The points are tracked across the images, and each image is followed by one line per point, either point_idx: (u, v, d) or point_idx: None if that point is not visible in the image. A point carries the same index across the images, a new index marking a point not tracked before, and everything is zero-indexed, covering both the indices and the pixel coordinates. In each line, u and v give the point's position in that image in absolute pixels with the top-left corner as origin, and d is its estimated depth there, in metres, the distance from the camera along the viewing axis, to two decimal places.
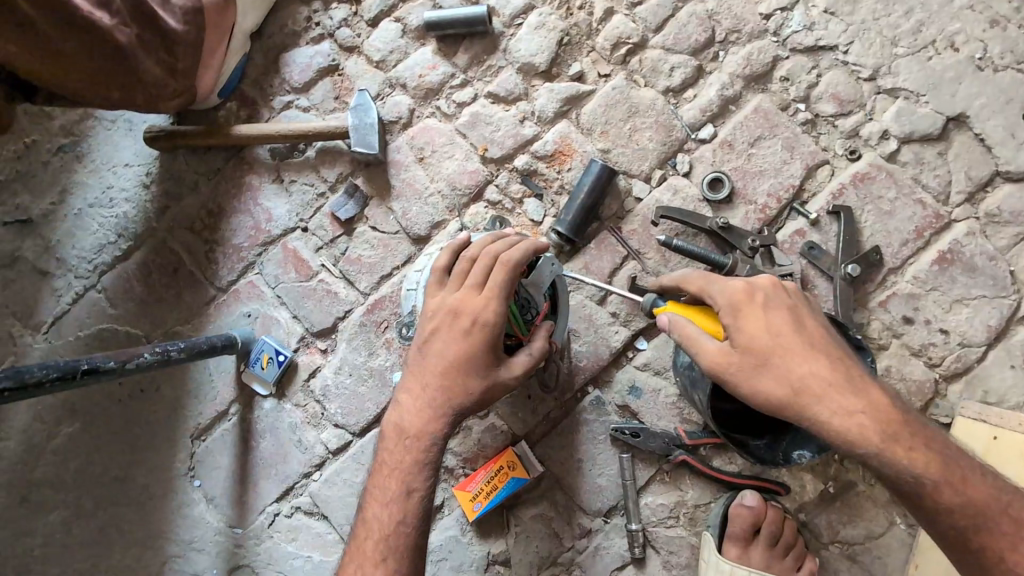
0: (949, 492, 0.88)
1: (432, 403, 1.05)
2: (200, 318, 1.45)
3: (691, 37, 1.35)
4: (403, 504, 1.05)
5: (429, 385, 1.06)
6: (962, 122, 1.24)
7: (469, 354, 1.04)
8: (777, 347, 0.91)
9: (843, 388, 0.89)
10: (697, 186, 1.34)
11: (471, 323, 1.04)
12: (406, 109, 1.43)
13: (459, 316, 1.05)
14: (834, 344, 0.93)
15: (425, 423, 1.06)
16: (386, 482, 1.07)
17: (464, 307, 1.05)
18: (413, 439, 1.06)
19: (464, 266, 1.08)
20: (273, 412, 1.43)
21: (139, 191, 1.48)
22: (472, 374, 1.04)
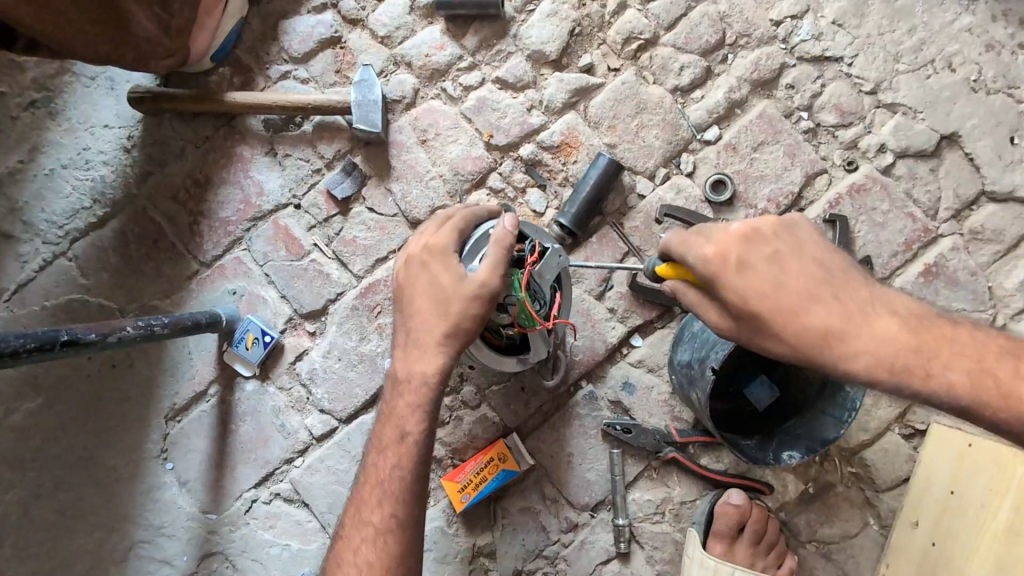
0: (982, 389, 0.85)
1: (425, 345, 1.00)
2: (181, 293, 1.38)
3: (702, 38, 1.36)
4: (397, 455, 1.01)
5: (413, 323, 1.01)
6: (955, 141, 1.29)
7: (451, 282, 0.98)
8: (765, 307, 0.86)
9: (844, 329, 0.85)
10: (700, 187, 1.35)
11: (447, 258, 1.00)
12: (410, 88, 1.39)
13: (436, 251, 1.01)
14: (824, 277, 0.87)
15: (417, 362, 1.01)
16: (384, 430, 1.04)
17: (440, 242, 1.01)
18: (407, 382, 1.01)
19: (441, 215, 1.06)
20: (255, 394, 1.38)
21: (119, 155, 1.39)
22: (455, 300, 0.97)
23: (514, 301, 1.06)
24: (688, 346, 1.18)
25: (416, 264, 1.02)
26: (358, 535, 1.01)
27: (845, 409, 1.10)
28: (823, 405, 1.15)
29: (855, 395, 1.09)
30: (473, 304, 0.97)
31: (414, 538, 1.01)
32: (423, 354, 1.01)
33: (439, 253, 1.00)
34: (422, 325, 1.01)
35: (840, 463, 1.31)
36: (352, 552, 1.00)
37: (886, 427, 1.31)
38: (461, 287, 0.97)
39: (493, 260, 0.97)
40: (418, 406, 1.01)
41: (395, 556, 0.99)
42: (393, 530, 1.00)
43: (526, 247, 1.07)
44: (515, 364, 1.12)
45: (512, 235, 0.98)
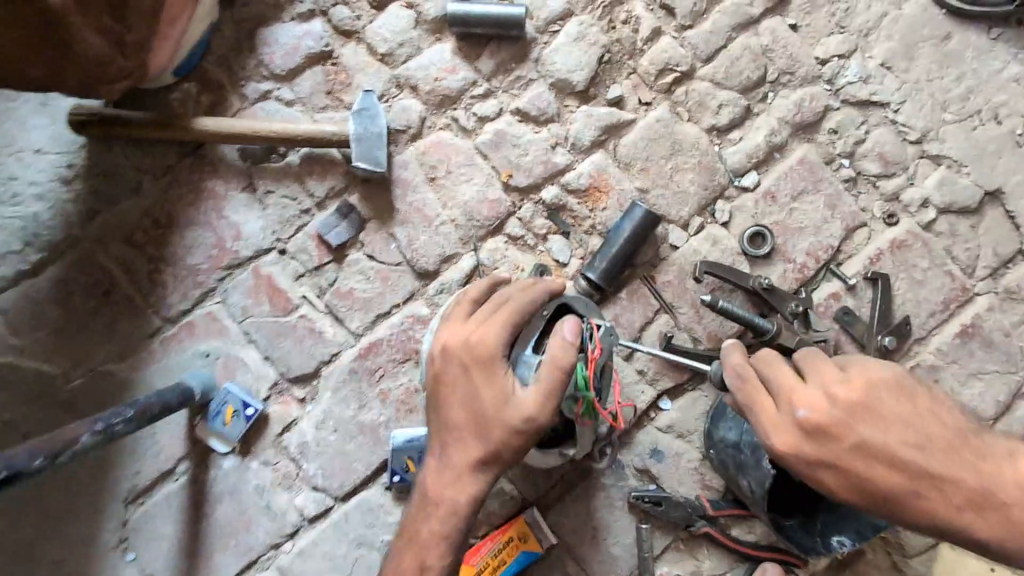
0: None
1: (457, 466, 0.89)
2: (140, 354, 1.16)
3: (743, 74, 1.23)
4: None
5: (453, 434, 0.89)
6: (997, 197, 1.23)
7: (493, 400, 0.85)
8: (867, 491, 0.73)
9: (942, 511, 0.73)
10: (736, 239, 1.25)
11: (491, 370, 0.86)
12: (415, 116, 1.20)
13: (480, 357, 0.86)
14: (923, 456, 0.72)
15: (450, 486, 0.89)
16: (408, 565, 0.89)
17: (487, 347, 0.86)
18: (437, 501, 0.90)
19: (493, 304, 0.91)
20: (235, 471, 1.19)
21: (56, 188, 1.14)
22: (497, 424, 0.85)
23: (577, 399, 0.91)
24: (732, 422, 1.09)
25: (456, 366, 0.88)
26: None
27: None
28: None
29: None
30: (517, 431, 0.85)
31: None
32: (459, 474, 0.88)
33: (485, 360, 0.86)
34: (459, 440, 0.89)
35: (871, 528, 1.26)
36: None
37: None
38: (507, 411, 0.85)
39: (549, 384, 0.84)
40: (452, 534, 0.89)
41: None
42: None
43: (582, 330, 0.93)
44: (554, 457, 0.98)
45: (572, 350, 0.85)
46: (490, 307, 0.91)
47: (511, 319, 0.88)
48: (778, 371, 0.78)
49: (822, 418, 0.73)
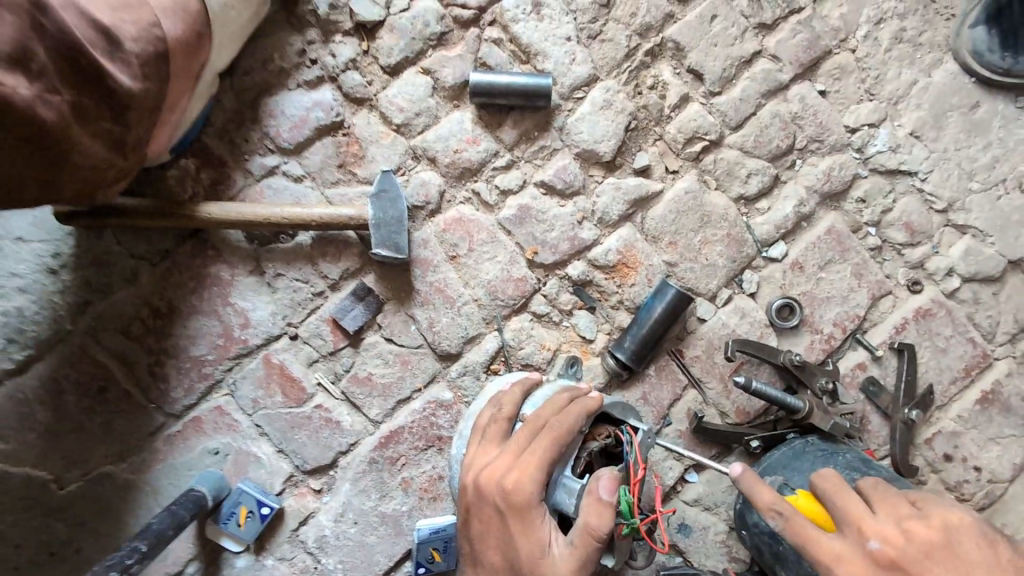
0: None
1: None
2: (141, 453, 1.08)
3: (772, 142, 1.20)
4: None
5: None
6: (1019, 266, 1.23)
7: (526, 555, 0.74)
8: None
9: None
10: (764, 311, 1.22)
11: (526, 516, 0.75)
12: (435, 190, 1.13)
13: (514, 503, 0.75)
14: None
15: None
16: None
17: (520, 490, 0.76)
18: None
19: (526, 431, 0.81)
20: (248, 570, 1.12)
21: (41, 277, 1.03)
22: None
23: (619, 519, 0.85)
24: None
25: (486, 505, 0.78)
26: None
27: None
28: None
29: None
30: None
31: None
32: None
33: (518, 506, 0.75)
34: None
35: None
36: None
37: None
38: (541, 568, 0.74)
39: (585, 545, 0.73)
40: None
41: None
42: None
43: (622, 438, 0.88)
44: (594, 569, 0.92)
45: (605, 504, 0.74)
46: (524, 435, 0.80)
47: (549, 453, 0.77)
48: (842, 497, 0.81)
49: (895, 553, 0.74)
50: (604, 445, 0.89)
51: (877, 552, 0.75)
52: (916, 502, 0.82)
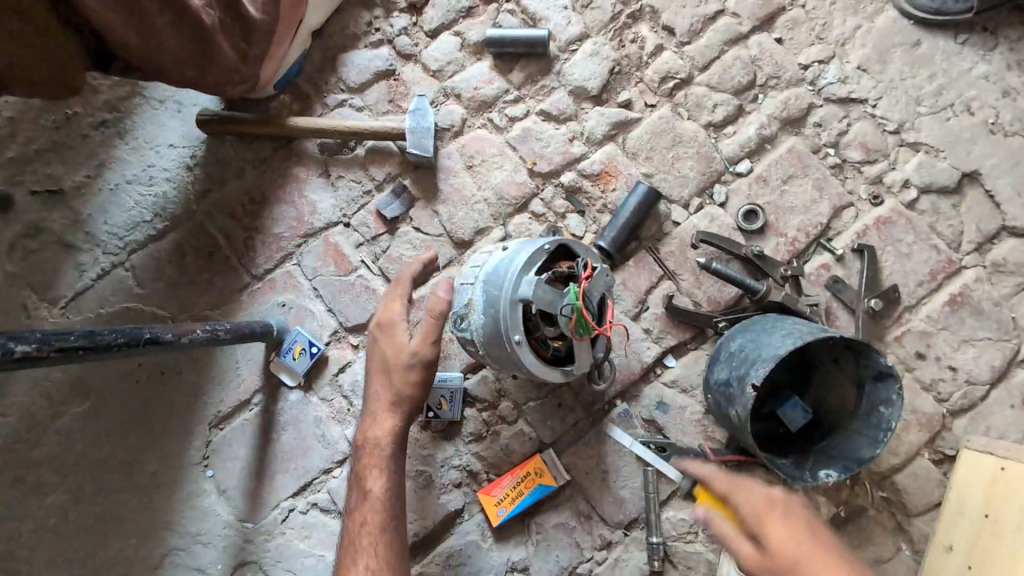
0: None
1: (381, 409, 1.21)
2: (231, 304, 1.44)
3: (735, 79, 1.45)
4: (378, 531, 1.14)
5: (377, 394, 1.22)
6: (976, 179, 1.36)
7: (397, 358, 1.21)
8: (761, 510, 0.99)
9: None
10: (732, 216, 1.42)
11: (396, 330, 1.23)
12: (458, 118, 1.48)
13: (390, 329, 1.23)
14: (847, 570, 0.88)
15: (373, 427, 1.21)
16: (371, 511, 1.16)
17: (391, 324, 1.24)
18: (369, 451, 1.20)
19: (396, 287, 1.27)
20: (297, 404, 1.42)
21: (181, 172, 1.47)
22: (399, 371, 1.21)
23: (569, 310, 1.08)
24: (727, 365, 1.23)
25: (375, 343, 1.26)
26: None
27: (881, 429, 1.17)
28: (858, 426, 1.22)
29: (890, 416, 1.16)
30: (412, 370, 1.20)
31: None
32: (383, 422, 1.21)
33: (389, 330, 1.24)
34: (381, 390, 1.23)
35: (871, 487, 1.35)
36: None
37: (916, 452, 1.35)
38: (404, 361, 1.20)
39: (430, 324, 1.18)
40: (387, 476, 1.19)
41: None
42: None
43: (577, 264, 1.12)
44: (559, 376, 1.14)
45: (444, 301, 1.18)
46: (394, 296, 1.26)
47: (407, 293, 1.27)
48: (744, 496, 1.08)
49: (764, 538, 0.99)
50: (565, 270, 1.13)
51: (768, 501, 1.00)
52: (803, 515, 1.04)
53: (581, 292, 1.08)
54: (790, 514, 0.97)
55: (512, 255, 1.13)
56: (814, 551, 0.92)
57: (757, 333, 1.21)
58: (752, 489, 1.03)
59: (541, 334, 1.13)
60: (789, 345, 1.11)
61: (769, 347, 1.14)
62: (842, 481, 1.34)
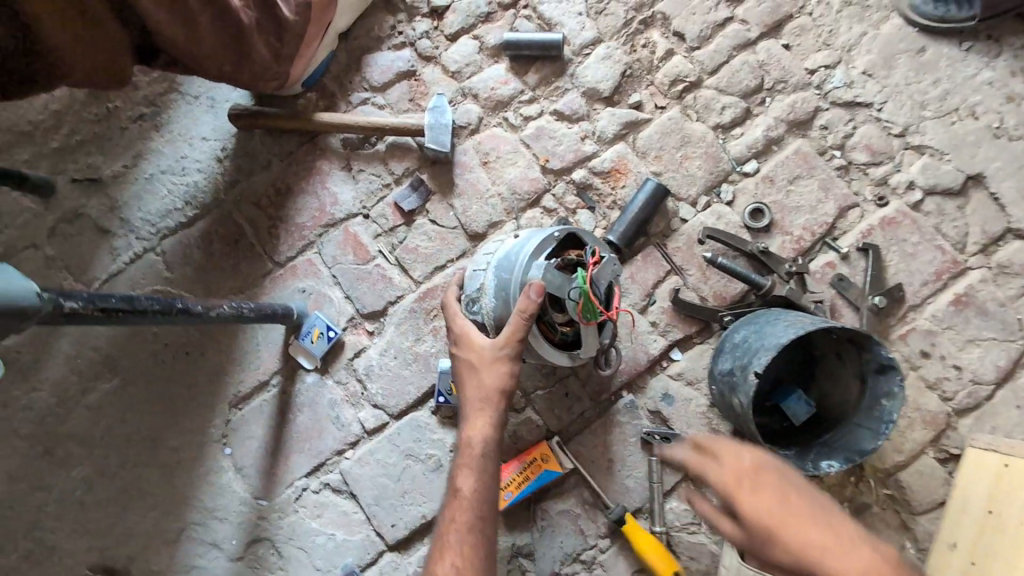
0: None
1: (473, 408, 1.16)
2: (254, 289, 1.51)
3: (743, 83, 1.50)
4: (464, 529, 1.08)
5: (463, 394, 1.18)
6: (980, 181, 1.39)
7: (478, 357, 1.17)
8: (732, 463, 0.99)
9: (835, 553, 0.86)
10: (738, 214, 1.46)
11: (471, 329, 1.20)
12: (475, 116, 1.54)
13: (463, 329, 1.20)
14: (809, 510, 0.91)
15: (471, 426, 1.15)
16: (460, 509, 1.10)
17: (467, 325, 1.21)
18: (464, 452, 1.14)
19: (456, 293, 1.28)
20: (314, 386, 1.48)
21: (212, 163, 1.55)
22: (491, 370, 1.15)
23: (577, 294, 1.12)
24: (731, 355, 1.26)
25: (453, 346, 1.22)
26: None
27: (882, 421, 1.19)
28: (860, 419, 1.24)
29: (891, 408, 1.18)
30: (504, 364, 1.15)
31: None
32: (470, 421, 1.16)
33: (465, 331, 1.20)
34: (471, 388, 1.17)
35: (875, 484, 1.35)
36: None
37: (921, 450, 1.35)
38: (496, 360, 1.15)
39: (518, 321, 1.10)
40: (478, 477, 1.12)
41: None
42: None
43: (586, 252, 1.16)
44: (565, 358, 1.19)
45: (536, 302, 1.08)
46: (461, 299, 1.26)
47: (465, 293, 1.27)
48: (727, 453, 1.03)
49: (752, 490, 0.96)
50: (575, 257, 1.18)
51: (750, 465, 0.96)
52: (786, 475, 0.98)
53: (590, 278, 1.12)
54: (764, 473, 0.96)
55: (524, 243, 1.18)
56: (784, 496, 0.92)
57: (762, 324, 1.24)
58: (735, 452, 0.99)
59: (550, 318, 1.17)
60: (791, 334, 1.14)
61: (772, 336, 1.17)
62: (846, 477, 1.35)
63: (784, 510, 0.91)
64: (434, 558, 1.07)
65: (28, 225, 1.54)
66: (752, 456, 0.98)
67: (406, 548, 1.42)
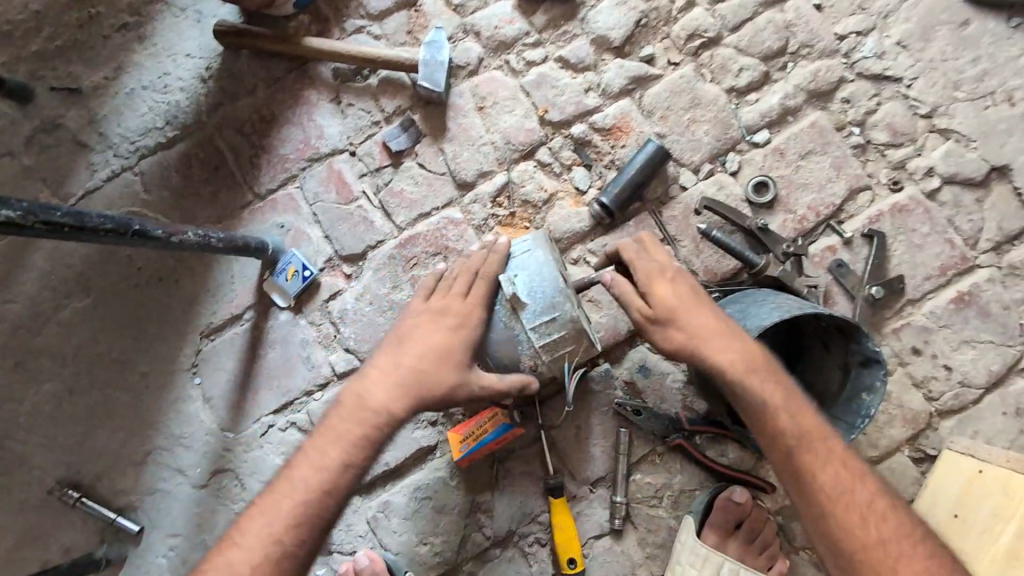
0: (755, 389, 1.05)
1: (403, 379, 1.12)
2: (232, 220, 1.46)
3: (765, 43, 1.38)
4: (314, 471, 1.10)
5: (401, 364, 1.13)
6: (1004, 174, 1.31)
7: (462, 351, 1.12)
8: (651, 285, 1.11)
9: (740, 357, 1.06)
10: (742, 187, 1.37)
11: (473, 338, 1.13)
12: (475, 56, 1.45)
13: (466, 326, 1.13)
14: (720, 329, 1.08)
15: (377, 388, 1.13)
16: (328, 447, 1.12)
17: (474, 318, 1.14)
18: (362, 409, 1.13)
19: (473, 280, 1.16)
20: (287, 324, 1.45)
21: (196, 83, 1.48)
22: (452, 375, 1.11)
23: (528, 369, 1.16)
24: None
25: (434, 325, 1.14)
26: (253, 530, 1.07)
27: (859, 415, 1.16)
28: (836, 412, 1.20)
29: (871, 403, 1.14)
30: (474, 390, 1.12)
31: (287, 566, 1.06)
32: (391, 392, 1.12)
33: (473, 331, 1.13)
34: (425, 376, 1.12)
35: None
36: (237, 561, 1.06)
37: (897, 447, 1.31)
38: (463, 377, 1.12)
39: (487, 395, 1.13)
40: (362, 436, 1.12)
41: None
42: (293, 555, 1.07)
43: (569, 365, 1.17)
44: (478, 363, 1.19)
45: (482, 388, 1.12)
46: (461, 279, 1.17)
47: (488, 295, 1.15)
48: (650, 263, 1.13)
49: (667, 310, 1.09)
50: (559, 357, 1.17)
51: (679, 297, 1.10)
52: (690, 292, 1.11)
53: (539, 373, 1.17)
54: (677, 291, 1.11)
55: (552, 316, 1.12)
56: (705, 318, 1.08)
57: (749, 303, 1.19)
58: (667, 285, 1.11)
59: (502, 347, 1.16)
60: (775, 318, 1.08)
61: (758, 317, 1.12)
62: None
63: (707, 336, 1.07)
64: (274, 486, 1.11)
65: (4, 131, 1.48)
66: (676, 273, 1.12)
67: (367, 494, 1.41)
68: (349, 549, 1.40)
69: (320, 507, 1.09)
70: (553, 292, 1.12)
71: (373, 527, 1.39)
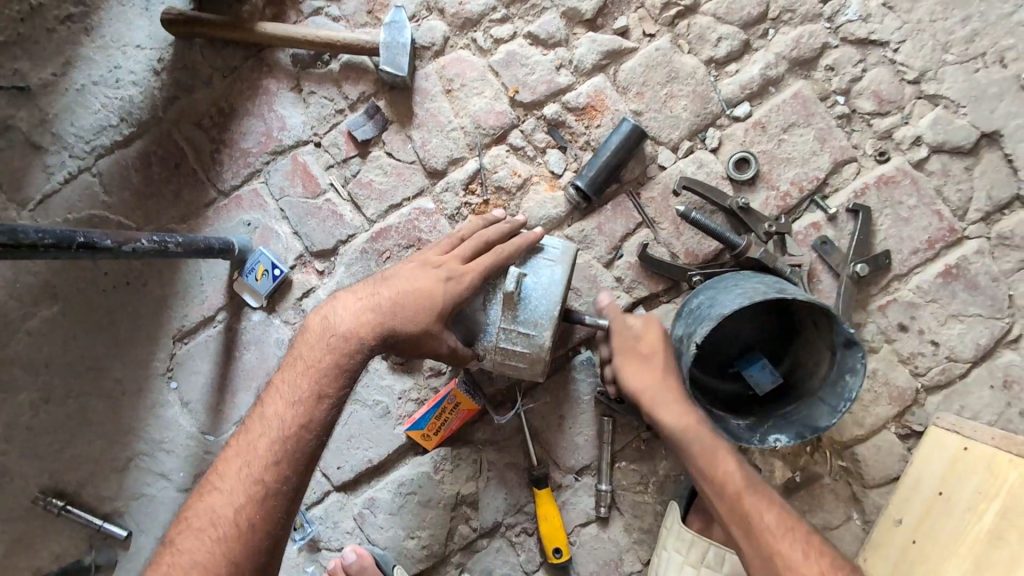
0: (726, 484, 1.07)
1: (375, 313, 1.06)
2: (197, 219, 1.41)
3: (744, 10, 1.31)
4: (288, 405, 1.04)
5: (380, 296, 1.07)
6: (995, 140, 1.25)
7: (440, 304, 1.05)
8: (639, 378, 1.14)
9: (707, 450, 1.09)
10: (723, 164, 1.32)
11: (456, 294, 1.05)
12: (440, 35, 1.37)
13: (454, 282, 1.06)
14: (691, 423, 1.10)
15: (346, 317, 1.07)
16: (297, 378, 1.06)
17: (466, 279, 1.06)
18: (325, 331, 1.07)
19: (477, 244, 1.10)
20: (260, 324, 1.42)
21: (148, 77, 1.41)
22: (422, 321, 1.04)
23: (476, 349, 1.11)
24: (684, 321, 1.18)
25: (426, 272, 1.08)
26: (232, 471, 1.02)
27: (842, 399, 1.12)
28: (822, 394, 1.17)
29: (852, 386, 1.11)
30: (439, 345, 1.06)
31: (273, 504, 1.00)
32: (358, 320, 1.06)
33: (455, 284, 1.06)
34: (394, 310, 1.06)
35: (830, 456, 1.31)
36: (202, 515, 1.00)
37: (882, 425, 1.30)
38: (432, 327, 1.05)
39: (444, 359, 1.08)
40: (313, 369, 1.05)
41: (233, 524, 0.98)
42: (277, 492, 1.01)
43: (517, 348, 1.08)
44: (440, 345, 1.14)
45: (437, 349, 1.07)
46: (469, 243, 1.11)
47: (487, 264, 1.08)
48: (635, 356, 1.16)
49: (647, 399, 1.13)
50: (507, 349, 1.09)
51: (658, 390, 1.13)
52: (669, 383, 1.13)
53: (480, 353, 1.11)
54: (661, 384, 1.13)
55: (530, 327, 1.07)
56: (661, 368, 1.13)
57: (718, 290, 1.15)
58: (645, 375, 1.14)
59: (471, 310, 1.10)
60: (738, 305, 1.05)
61: (721, 305, 1.09)
62: (802, 447, 1.31)
63: (669, 394, 1.12)
64: (248, 426, 1.05)
65: None
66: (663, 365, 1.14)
67: (352, 490, 1.41)
68: (337, 546, 1.40)
69: (291, 447, 1.02)
70: (545, 310, 1.07)
71: (360, 523, 1.39)
